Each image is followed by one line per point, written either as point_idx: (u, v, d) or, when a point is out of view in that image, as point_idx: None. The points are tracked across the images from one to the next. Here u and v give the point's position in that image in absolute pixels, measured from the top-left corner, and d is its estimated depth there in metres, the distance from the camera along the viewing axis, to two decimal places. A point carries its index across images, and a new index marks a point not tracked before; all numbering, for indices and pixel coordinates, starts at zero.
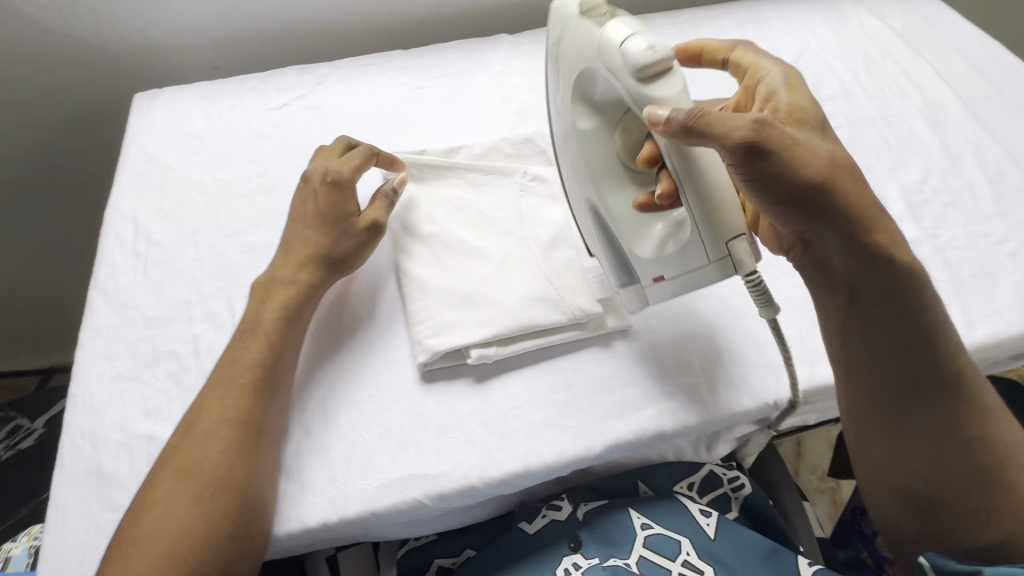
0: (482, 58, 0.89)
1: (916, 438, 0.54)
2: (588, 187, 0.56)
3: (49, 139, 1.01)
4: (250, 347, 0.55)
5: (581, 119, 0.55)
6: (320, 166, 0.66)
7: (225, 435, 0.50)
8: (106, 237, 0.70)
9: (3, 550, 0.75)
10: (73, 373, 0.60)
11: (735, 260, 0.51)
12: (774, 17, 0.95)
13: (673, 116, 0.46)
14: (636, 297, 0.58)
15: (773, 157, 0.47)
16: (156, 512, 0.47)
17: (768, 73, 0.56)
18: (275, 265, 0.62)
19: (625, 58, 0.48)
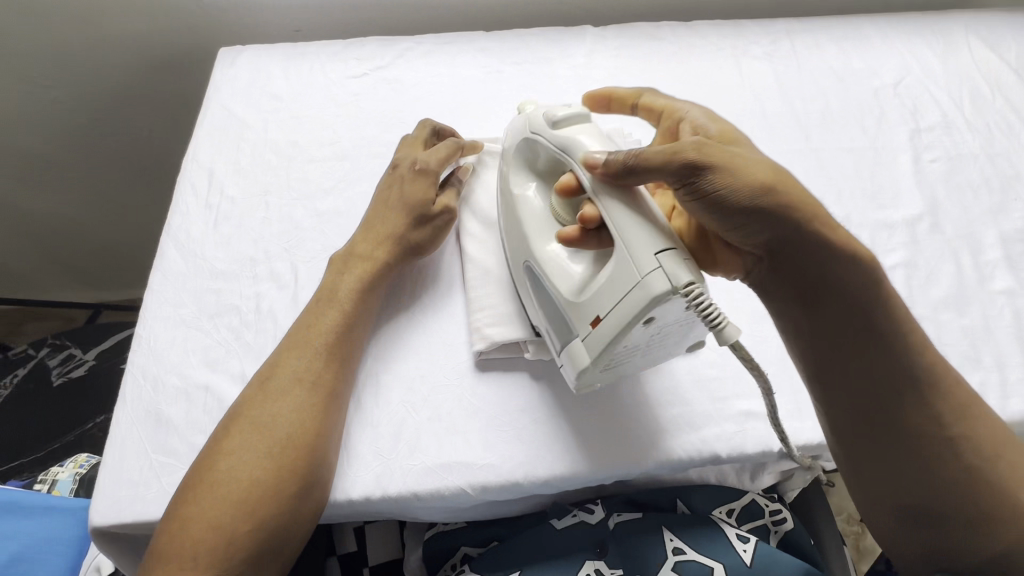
0: (565, 48, 0.87)
1: (900, 450, 0.50)
2: (524, 247, 0.57)
3: (132, 84, 1.04)
4: (326, 314, 0.56)
5: (521, 188, 0.59)
6: (409, 155, 0.67)
7: (299, 395, 0.51)
8: (182, 186, 0.71)
9: (50, 473, 0.78)
10: (141, 315, 0.61)
11: (665, 270, 0.44)
12: (877, 37, 0.89)
13: (609, 159, 0.49)
14: (573, 358, 0.51)
15: (714, 173, 0.47)
16: (228, 462, 0.48)
17: (688, 112, 0.57)
18: (354, 239, 0.63)
19: (550, 122, 0.56)
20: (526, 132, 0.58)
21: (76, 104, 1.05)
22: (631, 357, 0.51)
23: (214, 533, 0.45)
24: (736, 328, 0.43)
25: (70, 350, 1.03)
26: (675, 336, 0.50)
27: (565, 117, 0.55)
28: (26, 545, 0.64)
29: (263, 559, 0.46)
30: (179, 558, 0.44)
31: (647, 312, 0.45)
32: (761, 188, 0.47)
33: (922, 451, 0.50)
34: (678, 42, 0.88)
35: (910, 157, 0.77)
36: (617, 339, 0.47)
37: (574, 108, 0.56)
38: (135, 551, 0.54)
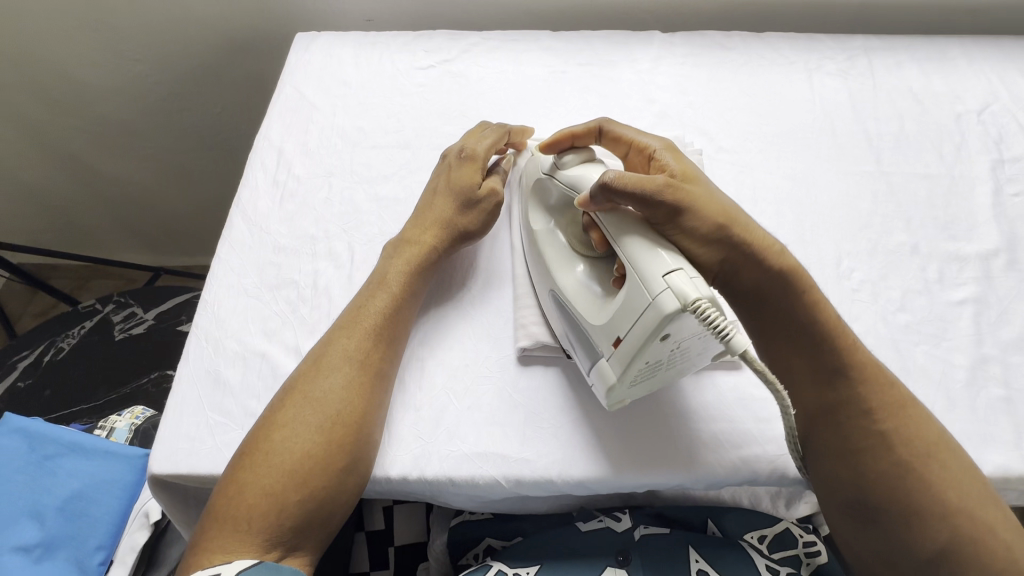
0: (631, 52, 0.86)
1: (835, 447, 0.51)
2: (547, 277, 0.58)
3: (211, 63, 1.10)
4: (376, 297, 0.58)
5: (537, 222, 0.61)
6: (458, 145, 0.68)
7: (350, 373, 0.53)
8: (253, 161, 0.75)
9: (109, 420, 0.83)
10: (207, 281, 0.65)
11: (673, 290, 0.45)
12: (963, 60, 0.85)
13: (595, 189, 0.51)
14: (602, 378, 0.52)
15: (679, 210, 0.50)
16: (282, 433, 0.50)
17: (650, 147, 0.59)
18: (407, 225, 0.64)
19: (558, 163, 0.59)
20: (538, 175, 0.61)
21: (159, 79, 1.11)
22: (659, 372, 0.51)
23: (267, 498, 0.47)
24: (742, 338, 0.44)
25: (132, 308, 1.09)
26: (699, 349, 0.50)
27: (571, 160, 0.58)
28: (87, 483, 0.69)
29: (311, 527, 0.48)
30: (234, 520, 0.46)
31: (661, 330, 0.45)
32: (715, 226, 0.51)
33: (853, 443, 0.51)
34: (749, 53, 0.86)
35: (990, 188, 0.73)
36: (639, 357, 0.48)
37: (574, 152, 0.58)
38: (184, 501, 0.57)
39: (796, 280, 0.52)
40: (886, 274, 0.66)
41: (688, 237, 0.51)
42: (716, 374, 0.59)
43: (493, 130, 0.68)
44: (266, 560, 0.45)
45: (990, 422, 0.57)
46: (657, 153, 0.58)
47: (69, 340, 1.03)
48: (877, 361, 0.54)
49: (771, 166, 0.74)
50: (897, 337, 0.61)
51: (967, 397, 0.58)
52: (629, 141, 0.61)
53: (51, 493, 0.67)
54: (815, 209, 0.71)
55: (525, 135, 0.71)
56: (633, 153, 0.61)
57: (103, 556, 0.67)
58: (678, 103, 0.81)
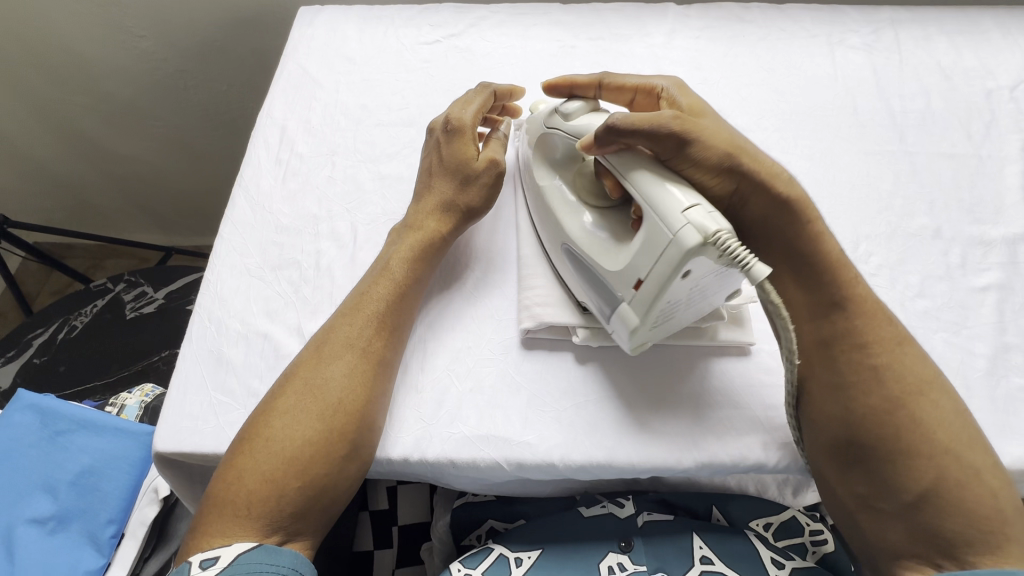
0: (644, 26, 0.83)
1: (827, 379, 0.50)
2: (558, 232, 0.57)
3: (213, 39, 1.08)
4: (378, 284, 0.57)
5: (542, 176, 0.60)
6: (444, 115, 0.65)
7: (352, 360, 0.52)
8: (255, 139, 0.74)
9: (119, 398, 0.85)
10: (209, 261, 0.65)
11: (693, 224, 0.44)
12: (996, 32, 0.80)
13: (597, 134, 0.51)
14: (623, 324, 0.51)
15: (692, 143, 0.50)
16: (283, 420, 0.50)
17: (659, 86, 0.60)
18: (410, 208, 0.63)
19: (560, 114, 0.58)
20: (540, 129, 0.60)
21: (165, 56, 1.10)
22: (677, 312, 0.51)
23: (267, 484, 0.47)
24: (765, 268, 0.43)
25: (143, 287, 1.10)
26: (715, 287, 0.49)
27: (574, 109, 0.57)
28: (97, 459, 0.70)
29: (311, 513, 0.48)
30: (234, 505, 0.46)
31: (683, 266, 0.44)
32: (726, 155, 0.51)
33: (845, 377, 0.50)
34: (768, 26, 0.82)
35: (1019, 169, 0.70)
36: (661, 297, 0.47)
37: (578, 101, 0.58)
38: (190, 479, 0.57)
39: (801, 211, 0.52)
40: (905, 259, 0.63)
41: (699, 168, 0.51)
42: (725, 360, 0.58)
43: (477, 95, 0.65)
44: (267, 543, 0.46)
45: (1009, 413, 0.54)
46: (666, 92, 0.59)
47: (82, 318, 1.05)
48: (879, 302, 0.53)
49: (788, 145, 0.71)
50: (915, 323, 0.59)
51: (984, 386, 0.56)
52: (635, 87, 0.60)
53: (62, 468, 0.68)
54: (833, 189, 0.68)
55: (512, 96, 0.69)
56: (641, 97, 0.61)
57: (115, 530, 0.68)
58: (692, 78, 0.78)
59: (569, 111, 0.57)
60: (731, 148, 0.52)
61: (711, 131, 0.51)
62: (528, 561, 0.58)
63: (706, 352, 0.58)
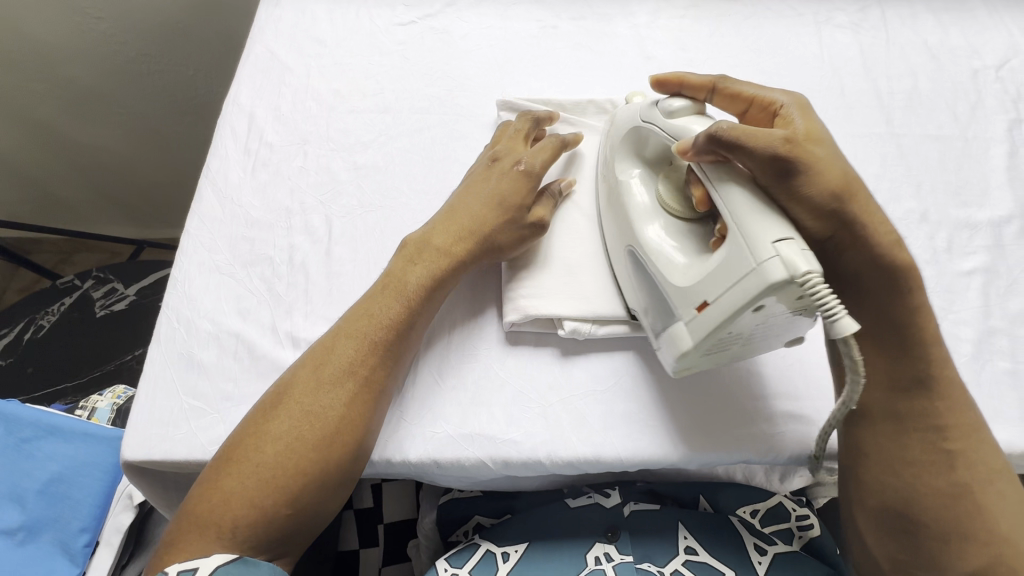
0: (627, 5, 0.80)
1: (885, 446, 0.47)
2: (626, 232, 0.53)
3: (176, 19, 1.05)
4: (386, 305, 0.53)
5: (628, 172, 0.56)
6: (513, 150, 0.61)
7: (350, 387, 0.49)
8: (221, 128, 0.70)
9: (90, 401, 0.82)
10: (176, 258, 0.61)
11: (782, 258, 0.40)
12: (983, 10, 0.79)
13: (696, 144, 0.46)
14: (672, 343, 0.48)
15: (793, 177, 0.44)
16: (275, 446, 0.47)
17: (777, 99, 0.49)
18: (430, 229, 0.57)
19: (664, 110, 0.52)
20: (636, 121, 0.55)
21: (122, 38, 1.06)
22: (737, 344, 0.48)
23: (253, 512, 0.45)
24: (850, 323, 0.39)
25: (112, 284, 1.06)
26: (782, 326, 0.46)
27: (678, 108, 0.52)
28: (66, 467, 0.67)
29: (294, 537, 0.47)
30: (215, 527, 0.44)
31: (759, 299, 0.41)
32: (829, 199, 0.44)
33: (909, 455, 0.47)
34: (754, 5, 0.80)
35: (1005, 150, 0.69)
36: (725, 325, 0.44)
37: (683, 99, 0.52)
38: (162, 487, 0.55)
39: (903, 275, 0.46)
40: None
41: (799, 204, 0.44)
42: None
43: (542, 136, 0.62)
44: (247, 557, 0.44)
45: (994, 397, 0.54)
46: (784, 110, 0.48)
47: (49, 317, 1.00)
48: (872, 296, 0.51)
49: None
50: None
51: (970, 372, 0.56)
52: (749, 100, 0.51)
53: (29, 477, 0.66)
54: None
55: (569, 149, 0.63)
56: (754, 110, 0.51)
57: (88, 539, 0.65)
58: (676, 60, 0.76)
59: (674, 111, 0.52)
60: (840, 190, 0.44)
61: (822, 165, 0.44)
62: (515, 554, 0.57)
63: None
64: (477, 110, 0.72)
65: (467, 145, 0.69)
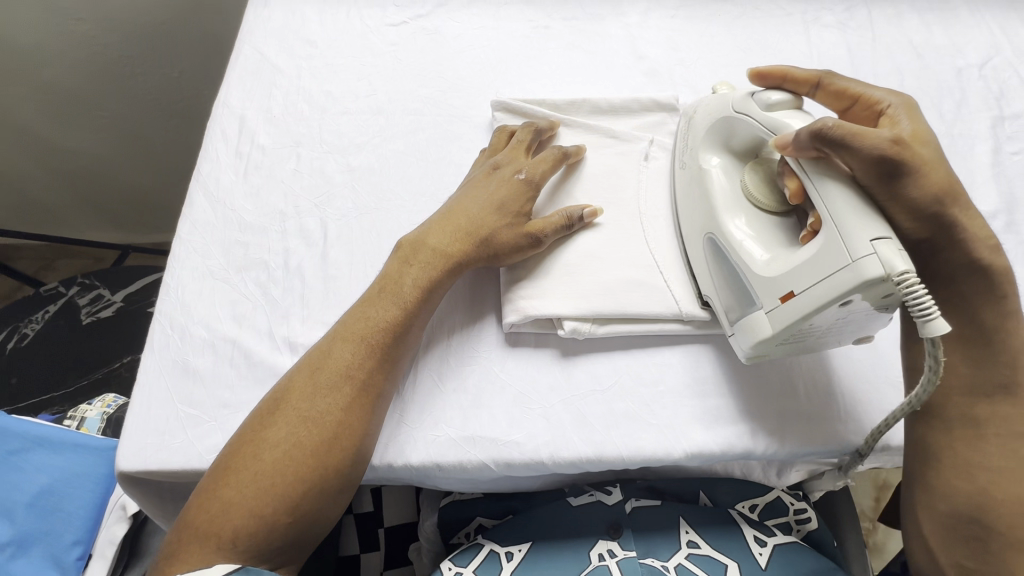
0: (619, 5, 0.80)
1: (962, 447, 0.47)
2: (706, 220, 0.55)
3: (163, 20, 1.04)
4: (383, 308, 0.52)
5: (710, 160, 0.57)
6: (512, 158, 0.61)
7: (349, 391, 0.49)
8: (212, 131, 0.69)
9: (78, 411, 0.80)
10: (168, 263, 0.60)
11: (880, 256, 0.41)
12: (966, 10, 0.81)
13: (798, 137, 0.45)
14: (751, 331, 0.49)
15: (901, 181, 0.44)
16: (273, 453, 0.46)
17: (885, 100, 0.49)
18: (426, 229, 0.57)
19: (762, 102, 0.52)
20: (728, 111, 0.55)
21: (106, 41, 1.04)
22: (816, 337, 0.49)
23: (252, 520, 0.44)
24: (943, 324, 0.40)
25: (98, 290, 1.05)
26: (862, 321, 0.47)
27: (776, 100, 0.52)
28: (56, 478, 0.66)
29: (295, 545, 0.46)
30: (215, 537, 0.43)
31: (851, 294, 0.42)
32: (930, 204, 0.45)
33: (986, 459, 0.46)
34: (743, 4, 0.80)
35: (989, 147, 0.71)
36: (810, 317, 0.45)
37: (780, 93, 0.52)
38: (159, 498, 0.54)
39: (995, 278, 0.47)
40: None
41: (899, 207, 0.45)
42: (712, 346, 0.57)
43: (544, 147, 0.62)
44: (248, 567, 0.44)
45: None
46: (890, 109, 0.49)
47: (33, 325, 0.98)
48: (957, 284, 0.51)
49: None
50: None
51: None
52: (850, 98, 0.51)
53: (18, 489, 0.64)
54: None
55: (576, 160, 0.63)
56: (857, 108, 0.51)
57: (81, 551, 0.64)
58: (668, 60, 0.76)
59: (771, 104, 0.52)
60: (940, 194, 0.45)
61: (927, 169, 0.45)
62: (519, 553, 0.58)
63: (690, 340, 0.57)
64: (470, 111, 0.71)
65: (462, 146, 0.69)
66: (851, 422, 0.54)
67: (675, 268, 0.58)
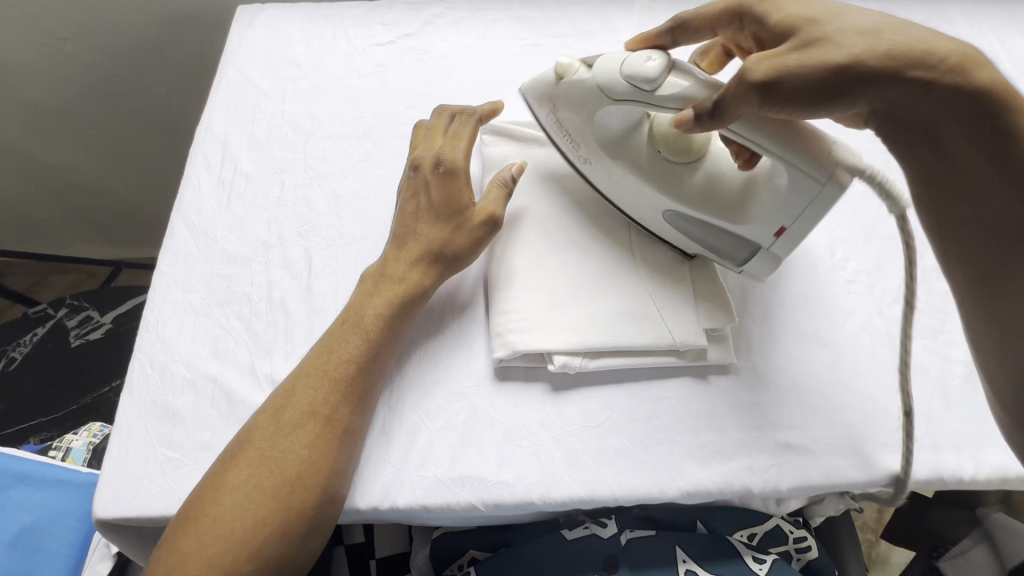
0: (610, 21, 0.79)
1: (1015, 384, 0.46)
2: (655, 200, 0.55)
3: (151, 39, 1.02)
4: (347, 342, 0.51)
5: (616, 153, 0.56)
6: (429, 152, 0.59)
7: (311, 430, 0.48)
8: (194, 158, 0.68)
9: (65, 440, 0.79)
10: (148, 299, 0.59)
11: (842, 164, 0.44)
12: (962, 21, 0.79)
13: (690, 119, 0.46)
14: (766, 263, 0.54)
15: (792, 83, 0.43)
16: (234, 498, 0.45)
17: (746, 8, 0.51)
18: (385, 257, 0.56)
19: (634, 80, 0.49)
20: (607, 100, 0.52)
21: (92, 60, 1.03)
22: None
23: (213, 569, 0.43)
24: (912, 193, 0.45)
25: (87, 311, 1.03)
26: None
27: (655, 69, 0.48)
28: (38, 516, 0.64)
29: None
30: None
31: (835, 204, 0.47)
32: (841, 71, 0.43)
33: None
34: None
35: None
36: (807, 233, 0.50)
37: (651, 57, 0.49)
38: (140, 543, 0.53)
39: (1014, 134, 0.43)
40: (882, 262, 0.62)
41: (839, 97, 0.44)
42: (708, 378, 0.56)
43: (463, 126, 0.61)
44: None
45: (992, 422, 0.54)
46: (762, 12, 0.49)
47: (22, 349, 0.97)
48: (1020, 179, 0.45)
49: None
50: (895, 330, 0.58)
51: (965, 395, 0.55)
52: (710, 23, 0.54)
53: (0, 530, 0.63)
54: None
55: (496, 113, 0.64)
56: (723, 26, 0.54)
57: None
58: None
59: (653, 75, 0.48)
60: (850, 51, 0.43)
61: (807, 47, 0.44)
62: None
63: (686, 371, 0.56)
64: None
65: None
66: (854, 456, 0.52)
67: (670, 296, 0.56)
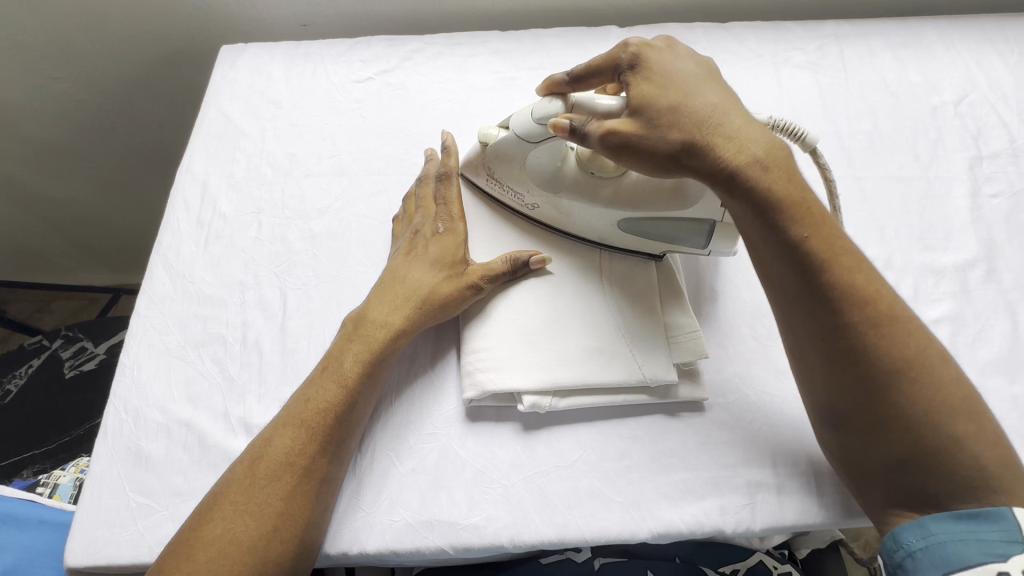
0: (586, 52, 0.80)
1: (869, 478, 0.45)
2: (605, 217, 0.56)
3: (142, 74, 1.05)
4: (326, 388, 0.51)
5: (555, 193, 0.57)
6: (425, 212, 0.61)
7: (288, 480, 0.47)
8: (175, 200, 0.69)
9: (53, 476, 0.80)
10: (126, 343, 0.60)
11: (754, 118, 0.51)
12: (939, 44, 0.79)
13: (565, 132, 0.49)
14: (724, 239, 0.57)
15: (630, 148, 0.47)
16: (208, 552, 0.44)
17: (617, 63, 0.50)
18: (368, 304, 0.56)
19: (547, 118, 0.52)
20: (530, 144, 0.55)
21: (86, 99, 1.06)
22: None
23: None
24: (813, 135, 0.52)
25: (81, 342, 1.04)
26: None
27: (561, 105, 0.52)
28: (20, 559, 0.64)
29: None
30: None
31: None
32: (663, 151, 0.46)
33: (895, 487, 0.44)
34: (711, 47, 0.80)
35: (968, 190, 0.69)
36: None
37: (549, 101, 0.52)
38: None
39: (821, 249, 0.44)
40: None
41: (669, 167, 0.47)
42: (680, 415, 0.55)
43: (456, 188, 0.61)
44: None
45: None
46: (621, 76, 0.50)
47: (17, 381, 0.98)
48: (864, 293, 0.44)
49: None
50: None
51: None
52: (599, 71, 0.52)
53: None
54: None
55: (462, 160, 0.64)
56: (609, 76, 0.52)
57: None
58: None
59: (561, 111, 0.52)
60: (665, 135, 0.46)
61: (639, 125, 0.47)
62: None
63: (657, 408, 0.56)
64: None
65: None
66: (828, 494, 0.52)
67: (640, 333, 0.56)
